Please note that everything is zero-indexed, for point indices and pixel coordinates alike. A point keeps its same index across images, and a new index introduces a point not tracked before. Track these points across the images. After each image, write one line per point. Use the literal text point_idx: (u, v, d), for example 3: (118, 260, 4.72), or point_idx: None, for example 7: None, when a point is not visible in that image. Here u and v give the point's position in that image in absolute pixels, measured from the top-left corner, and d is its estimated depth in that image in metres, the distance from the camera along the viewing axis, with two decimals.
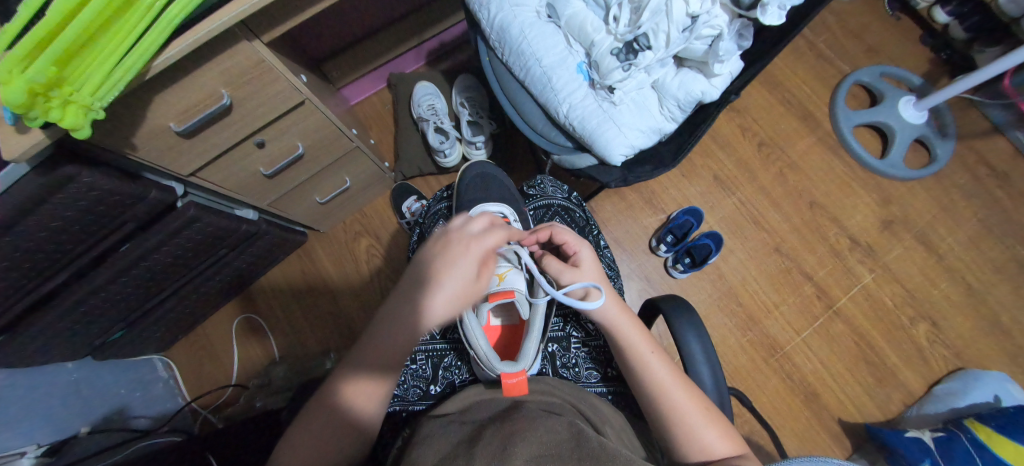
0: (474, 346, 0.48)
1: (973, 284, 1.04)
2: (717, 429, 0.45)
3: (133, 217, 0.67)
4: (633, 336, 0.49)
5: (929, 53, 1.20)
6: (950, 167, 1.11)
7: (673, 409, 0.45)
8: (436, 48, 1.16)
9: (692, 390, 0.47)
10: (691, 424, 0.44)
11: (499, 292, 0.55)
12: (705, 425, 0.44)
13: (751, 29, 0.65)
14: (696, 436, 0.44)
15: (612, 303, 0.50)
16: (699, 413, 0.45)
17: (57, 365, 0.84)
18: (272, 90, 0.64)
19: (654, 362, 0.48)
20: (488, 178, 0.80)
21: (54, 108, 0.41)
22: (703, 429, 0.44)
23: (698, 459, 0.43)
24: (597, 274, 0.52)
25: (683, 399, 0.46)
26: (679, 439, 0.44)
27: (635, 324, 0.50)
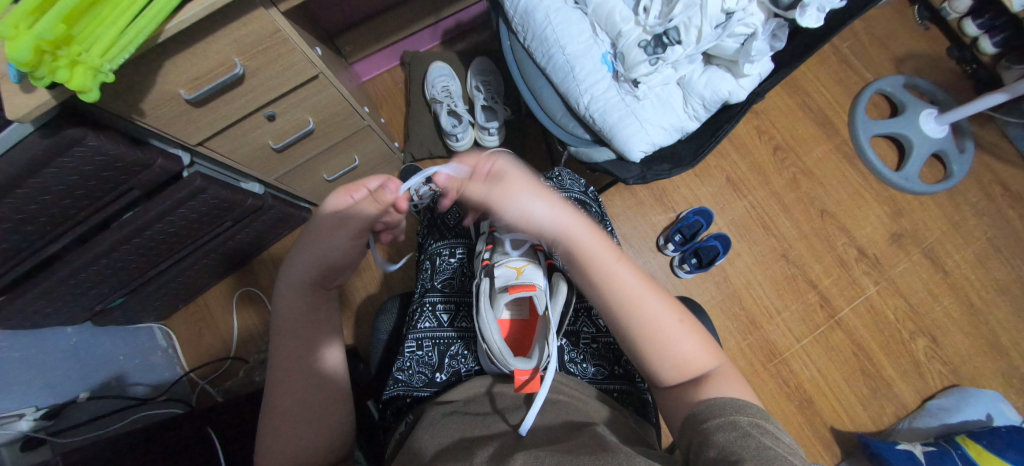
0: (486, 340, 0.48)
1: (975, 303, 1.04)
2: (698, 339, 0.40)
3: (139, 184, 0.66)
4: (597, 250, 0.42)
5: (954, 66, 1.18)
6: (964, 184, 1.10)
7: (647, 330, 0.40)
8: (452, 27, 1.13)
9: (667, 300, 0.42)
10: (667, 339, 0.39)
11: (520, 284, 0.53)
12: (682, 338, 0.40)
13: (785, 30, 0.64)
14: (674, 352, 0.39)
15: (552, 208, 0.41)
16: (675, 323, 0.40)
17: (57, 329, 0.83)
18: (286, 62, 0.62)
19: (622, 275, 0.41)
20: None
21: (61, 68, 0.39)
22: (681, 340, 0.40)
23: (676, 376, 0.39)
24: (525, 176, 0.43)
25: (658, 310, 0.40)
26: (654, 361, 0.39)
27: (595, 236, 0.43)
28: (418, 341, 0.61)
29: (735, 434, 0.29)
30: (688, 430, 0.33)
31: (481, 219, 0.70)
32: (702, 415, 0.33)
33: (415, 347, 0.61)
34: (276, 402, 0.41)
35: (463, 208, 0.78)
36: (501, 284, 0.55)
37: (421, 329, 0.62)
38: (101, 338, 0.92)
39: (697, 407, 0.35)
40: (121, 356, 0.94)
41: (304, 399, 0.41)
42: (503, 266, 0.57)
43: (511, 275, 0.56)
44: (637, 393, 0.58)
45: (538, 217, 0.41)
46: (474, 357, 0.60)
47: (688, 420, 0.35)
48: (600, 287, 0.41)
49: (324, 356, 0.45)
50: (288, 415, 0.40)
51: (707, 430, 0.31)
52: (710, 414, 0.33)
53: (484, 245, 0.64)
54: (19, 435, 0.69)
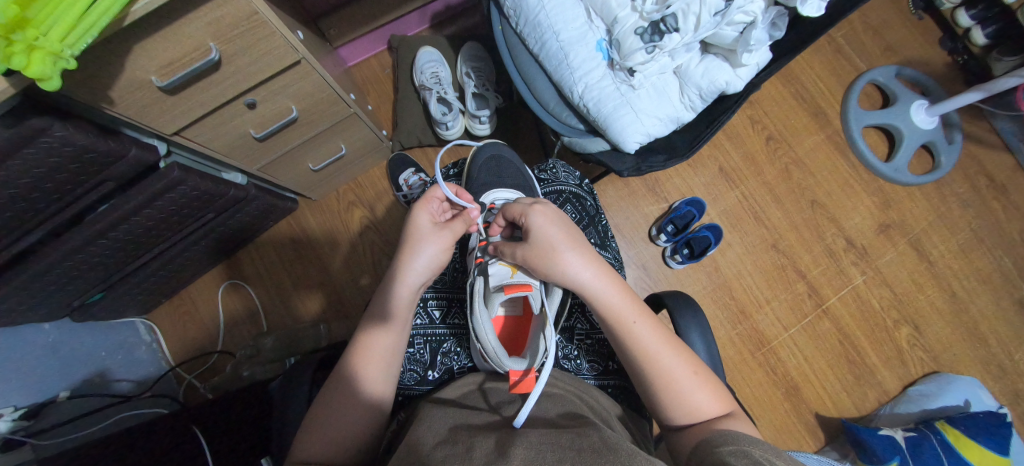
0: (481, 339, 0.47)
1: (957, 292, 1.07)
2: (710, 391, 0.45)
3: (113, 176, 0.63)
4: (617, 301, 0.47)
5: (946, 56, 1.18)
6: (951, 175, 1.12)
7: (666, 374, 0.44)
8: (441, 11, 1.09)
9: (682, 352, 0.47)
10: (681, 389, 0.44)
11: (516, 284, 0.51)
12: (695, 388, 0.44)
13: (785, 18, 0.62)
14: (687, 400, 0.44)
15: (586, 268, 0.48)
16: (689, 376, 0.45)
17: (34, 325, 0.80)
18: (266, 46, 0.58)
19: (642, 327, 0.46)
20: (502, 161, 0.75)
21: (18, 54, 0.36)
22: (694, 392, 0.44)
23: (685, 420, 0.44)
24: (567, 231, 0.50)
25: (673, 362, 0.45)
26: (668, 404, 0.44)
27: (616, 287, 0.48)
28: (410, 339, 0.60)
29: (746, 461, 0.31)
30: (699, 454, 0.36)
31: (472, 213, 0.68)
32: (713, 442, 0.36)
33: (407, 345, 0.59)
34: (330, 394, 0.46)
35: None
36: (496, 283, 0.52)
37: (413, 326, 0.61)
38: (81, 333, 0.89)
39: (711, 436, 0.38)
40: (103, 352, 0.92)
41: (344, 393, 0.46)
42: (497, 263, 0.54)
43: (506, 273, 0.53)
44: (630, 387, 0.58)
45: (568, 277, 0.47)
46: (468, 354, 0.60)
47: (700, 445, 0.37)
48: (618, 332, 0.47)
49: (377, 359, 0.49)
50: (333, 410, 0.45)
51: (722, 453, 0.33)
52: (725, 441, 0.35)
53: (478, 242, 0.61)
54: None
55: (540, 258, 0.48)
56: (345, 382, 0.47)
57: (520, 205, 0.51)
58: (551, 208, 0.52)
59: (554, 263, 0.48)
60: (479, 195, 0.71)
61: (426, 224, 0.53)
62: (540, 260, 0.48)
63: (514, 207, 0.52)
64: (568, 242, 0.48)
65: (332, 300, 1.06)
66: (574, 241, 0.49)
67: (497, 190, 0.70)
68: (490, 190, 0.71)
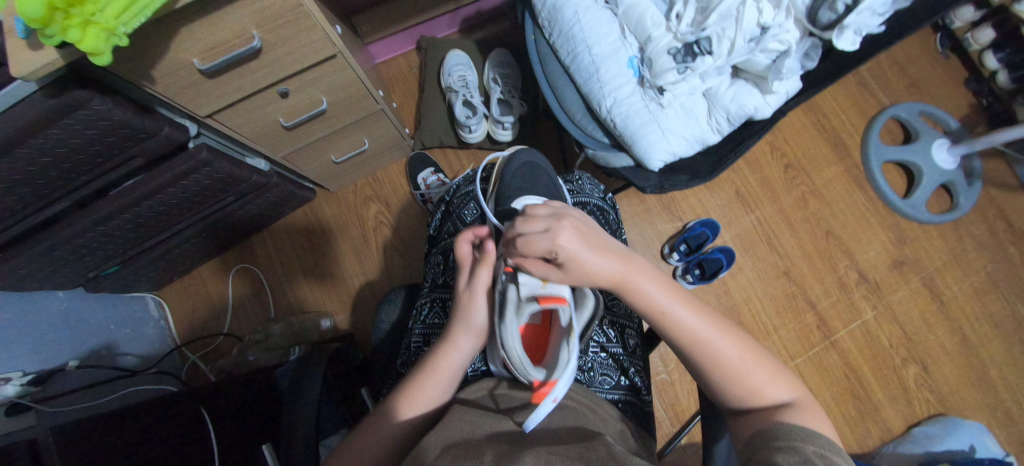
0: (506, 347, 0.44)
1: (967, 335, 1.06)
2: (766, 370, 0.42)
3: (143, 152, 0.64)
4: (656, 294, 0.45)
5: (970, 98, 1.18)
6: (969, 216, 1.11)
7: (717, 363, 0.42)
8: (472, 16, 1.10)
9: (728, 330, 0.44)
10: (739, 372, 0.42)
11: (551, 295, 0.45)
12: (749, 368, 0.42)
13: (818, 50, 0.63)
14: (747, 384, 0.42)
15: (619, 267, 0.45)
16: (746, 359, 0.43)
17: (48, 292, 0.81)
18: (306, 38, 0.60)
19: (685, 316, 0.44)
20: (536, 168, 0.72)
21: (73, 27, 0.38)
22: (752, 374, 0.42)
23: (749, 404, 0.42)
24: (594, 244, 0.45)
25: (722, 345, 0.43)
26: (727, 391, 0.42)
27: (649, 278, 0.46)
28: (425, 337, 0.61)
29: (796, 458, 0.31)
30: (748, 450, 0.36)
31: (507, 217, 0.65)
32: (763, 436, 0.36)
33: (422, 343, 0.61)
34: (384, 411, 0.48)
35: (476, 202, 0.73)
36: (528, 292, 0.46)
37: (430, 325, 0.62)
38: (93, 304, 0.90)
39: (766, 428, 0.37)
40: (113, 325, 0.93)
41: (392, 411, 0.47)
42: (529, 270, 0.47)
43: (538, 283, 0.46)
44: (639, 403, 0.58)
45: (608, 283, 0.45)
46: (483, 358, 0.59)
47: (754, 437, 0.37)
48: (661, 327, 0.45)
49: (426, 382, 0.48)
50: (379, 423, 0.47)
51: (770, 449, 0.33)
52: (774, 436, 0.35)
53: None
54: (4, 399, 0.66)
55: (586, 279, 0.45)
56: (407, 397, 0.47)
57: (541, 240, 0.43)
58: (570, 217, 0.46)
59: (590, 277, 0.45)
60: (510, 198, 0.67)
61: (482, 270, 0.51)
62: (586, 281, 0.45)
63: (533, 241, 0.43)
64: (601, 253, 0.45)
65: (340, 292, 1.07)
66: (604, 250, 0.45)
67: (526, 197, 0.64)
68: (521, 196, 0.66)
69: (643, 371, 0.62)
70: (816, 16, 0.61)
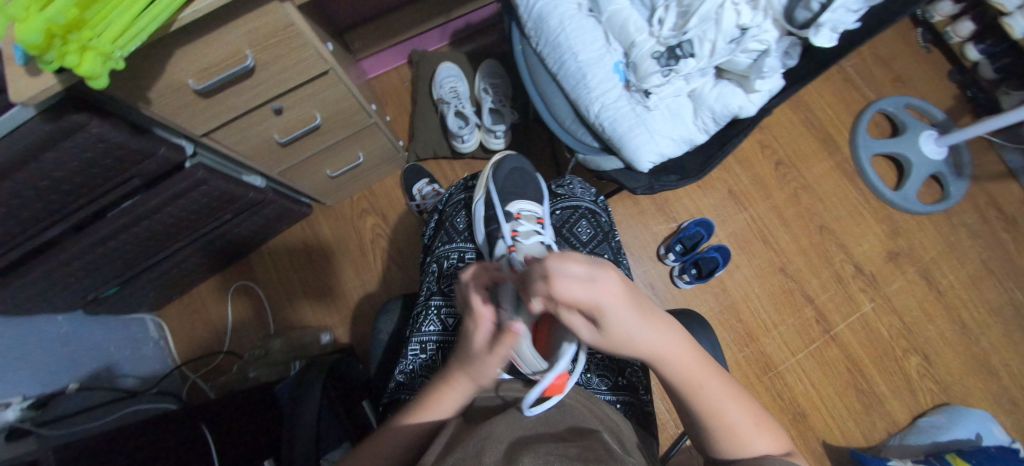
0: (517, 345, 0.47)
1: (967, 323, 1.06)
2: (768, 435, 0.40)
3: (141, 172, 0.65)
4: (680, 357, 0.39)
5: (954, 89, 1.20)
6: (960, 206, 1.12)
7: (729, 430, 0.39)
8: (462, 28, 1.13)
9: (738, 396, 0.41)
10: (744, 439, 0.39)
11: None
12: (758, 436, 0.39)
13: (797, 48, 0.64)
14: (751, 451, 0.39)
15: (655, 334, 0.37)
16: (753, 424, 0.40)
17: (48, 316, 0.81)
18: (298, 56, 0.61)
19: (702, 377, 0.40)
20: (523, 173, 0.75)
21: (72, 52, 0.38)
22: (758, 441, 0.39)
23: None
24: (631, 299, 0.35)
25: (731, 409, 0.40)
26: (728, 453, 0.39)
27: (680, 343, 0.39)
28: (422, 345, 0.61)
29: None
30: None
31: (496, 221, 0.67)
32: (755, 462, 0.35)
33: (419, 350, 0.61)
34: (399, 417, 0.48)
35: (467, 209, 0.74)
36: None
37: (426, 333, 0.61)
38: (92, 327, 0.90)
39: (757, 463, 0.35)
40: (113, 346, 0.93)
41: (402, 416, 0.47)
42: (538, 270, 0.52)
43: None
44: (638, 403, 0.58)
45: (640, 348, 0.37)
46: None
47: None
48: (675, 384, 0.40)
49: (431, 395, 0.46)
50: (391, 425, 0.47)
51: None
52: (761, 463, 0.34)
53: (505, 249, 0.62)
54: (3, 425, 0.66)
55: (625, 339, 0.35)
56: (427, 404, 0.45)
57: (586, 290, 0.31)
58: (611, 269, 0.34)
59: (625, 342, 0.36)
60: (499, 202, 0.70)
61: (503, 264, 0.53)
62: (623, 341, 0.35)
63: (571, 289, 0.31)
64: (642, 317, 0.35)
65: (340, 305, 1.07)
66: (644, 310, 0.36)
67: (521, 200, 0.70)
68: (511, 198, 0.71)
69: (642, 372, 0.62)
70: (794, 15, 0.61)
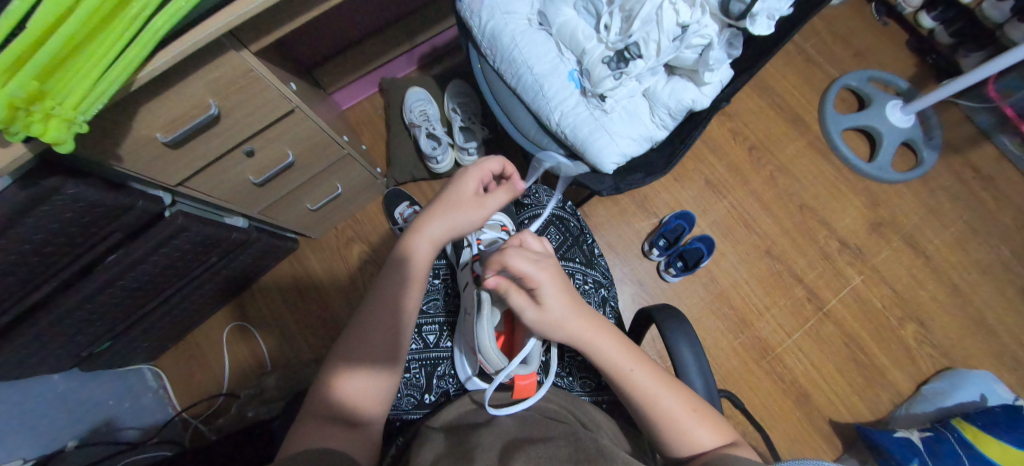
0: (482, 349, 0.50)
1: (958, 285, 1.06)
2: (708, 424, 0.45)
3: (121, 227, 0.67)
4: (613, 351, 0.46)
5: (915, 58, 1.22)
6: (936, 170, 1.13)
7: (665, 411, 0.44)
8: (428, 52, 1.16)
9: (672, 385, 0.47)
10: (683, 426, 0.44)
11: None
12: (696, 424, 0.44)
13: (740, 38, 0.66)
14: (689, 436, 0.44)
15: (587, 326, 0.46)
16: (689, 412, 0.45)
17: (44, 377, 0.82)
18: (261, 99, 0.63)
19: (639, 371, 0.46)
20: None
21: (36, 122, 0.40)
22: (696, 428, 0.44)
23: (687, 455, 0.43)
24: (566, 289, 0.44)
25: (667, 400, 0.45)
26: (671, 441, 0.44)
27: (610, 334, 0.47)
28: (406, 363, 0.62)
29: None
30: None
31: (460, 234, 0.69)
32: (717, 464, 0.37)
33: (403, 370, 0.61)
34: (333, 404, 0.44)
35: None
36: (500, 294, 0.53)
37: (408, 352, 0.63)
38: (89, 383, 0.91)
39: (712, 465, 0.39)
40: (111, 400, 0.94)
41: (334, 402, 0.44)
42: None
43: None
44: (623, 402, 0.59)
45: (574, 335, 0.45)
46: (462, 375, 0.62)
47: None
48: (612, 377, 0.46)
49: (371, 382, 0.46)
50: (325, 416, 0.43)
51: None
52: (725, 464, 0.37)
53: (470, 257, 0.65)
54: None
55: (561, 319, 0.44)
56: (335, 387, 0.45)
57: (529, 265, 0.42)
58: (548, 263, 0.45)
59: (559, 327, 0.44)
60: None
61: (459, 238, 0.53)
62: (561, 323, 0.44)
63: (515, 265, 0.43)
64: (574, 305, 0.45)
65: (335, 334, 1.08)
66: (575, 302, 0.45)
67: None
68: None
69: None
70: (728, 8, 0.63)
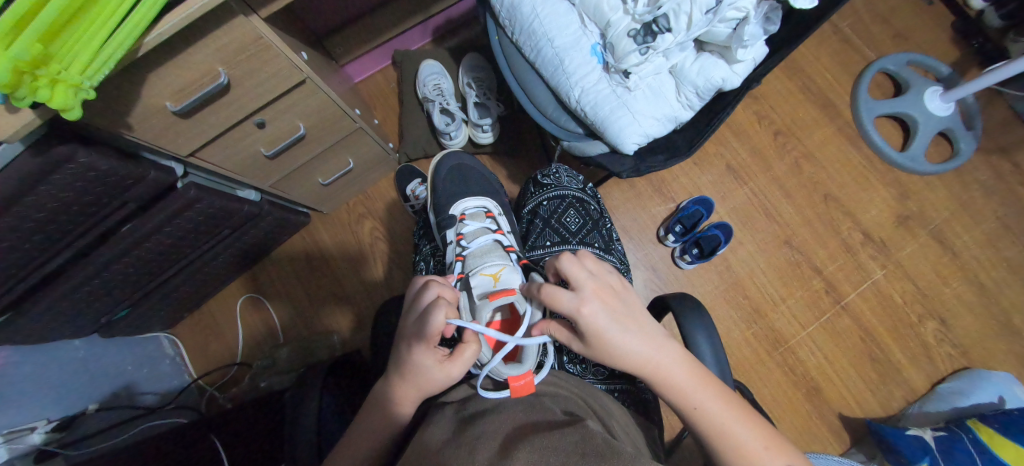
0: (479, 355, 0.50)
1: (985, 284, 1.02)
2: (759, 432, 0.42)
3: (134, 197, 0.67)
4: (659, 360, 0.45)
5: (960, 41, 1.14)
6: (972, 162, 1.08)
7: (720, 428, 0.42)
8: (443, 24, 1.12)
9: (728, 398, 0.44)
10: (731, 435, 0.42)
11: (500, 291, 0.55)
12: (748, 431, 0.42)
13: (778, 12, 0.61)
14: (739, 446, 0.41)
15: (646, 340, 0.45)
16: (739, 421, 0.43)
17: (65, 341, 0.84)
18: (272, 69, 0.61)
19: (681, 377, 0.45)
20: (466, 169, 0.82)
21: (43, 87, 0.38)
22: (744, 436, 0.42)
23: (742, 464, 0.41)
24: (608, 304, 0.44)
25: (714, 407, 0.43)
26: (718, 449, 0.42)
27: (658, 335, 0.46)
28: None
29: None
30: None
31: (445, 227, 0.71)
32: None
33: None
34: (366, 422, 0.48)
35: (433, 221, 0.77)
36: (479, 293, 0.57)
37: None
38: (109, 349, 0.94)
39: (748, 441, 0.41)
40: (130, 366, 0.97)
41: (376, 423, 0.48)
42: (478, 277, 0.59)
43: (488, 284, 0.58)
44: (634, 389, 0.60)
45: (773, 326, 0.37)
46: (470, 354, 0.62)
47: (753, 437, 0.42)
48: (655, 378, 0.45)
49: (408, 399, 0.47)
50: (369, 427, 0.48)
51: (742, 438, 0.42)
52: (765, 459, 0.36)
53: (455, 256, 0.66)
54: (31, 448, 0.72)
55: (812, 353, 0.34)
56: (377, 414, 0.48)
57: None
58: None
59: None
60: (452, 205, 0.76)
61: (427, 360, 0.45)
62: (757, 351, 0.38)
63: (560, 297, 0.43)
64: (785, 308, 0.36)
65: (345, 310, 1.09)
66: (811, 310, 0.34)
67: (467, 199, 0.76)
68: (459, 198, 0.77)
69: None
70: None
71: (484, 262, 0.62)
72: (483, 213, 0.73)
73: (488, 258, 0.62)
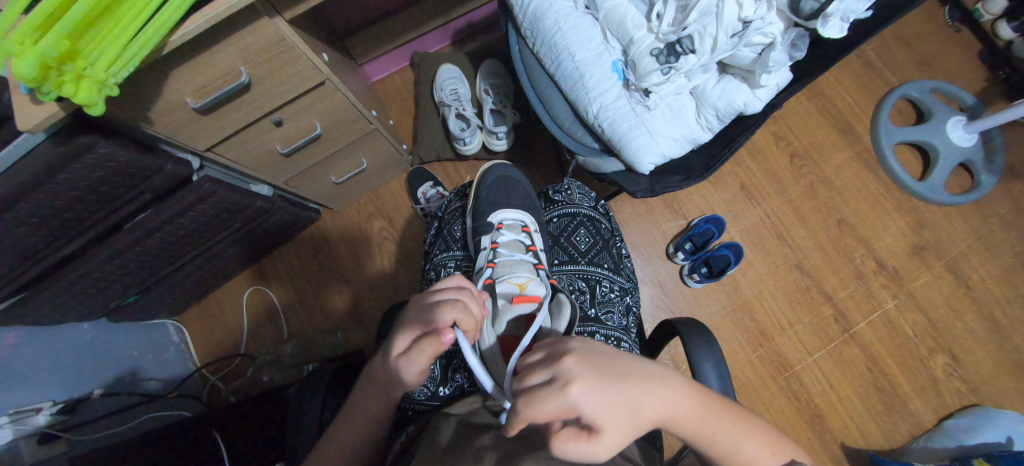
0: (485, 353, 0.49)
1: (999, 320, 1.01)
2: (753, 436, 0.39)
3: (150, 188, 0.67)
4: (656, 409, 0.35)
5: (986, 70, 1.12)
6: (993, 195, 1.06)
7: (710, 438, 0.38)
8: (463, 28, 1.12)
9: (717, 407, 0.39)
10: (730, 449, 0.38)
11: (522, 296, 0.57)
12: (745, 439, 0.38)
13: (806, 39, 0.61)
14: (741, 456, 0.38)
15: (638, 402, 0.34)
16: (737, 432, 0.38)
17: (73, 324, 0.85)
18: (294, 69, 0.61)
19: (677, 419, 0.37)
20: (508, 182, 0.79)
21: (67, 83, 0.38)
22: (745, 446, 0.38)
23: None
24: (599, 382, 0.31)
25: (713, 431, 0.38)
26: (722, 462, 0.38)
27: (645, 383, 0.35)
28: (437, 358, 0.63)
29: None
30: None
31: (481, 233, 0.71)
32: None
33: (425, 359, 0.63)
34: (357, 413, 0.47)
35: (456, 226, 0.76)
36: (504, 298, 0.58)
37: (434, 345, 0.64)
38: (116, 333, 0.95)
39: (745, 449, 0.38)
40: (136, 351, 0.98)
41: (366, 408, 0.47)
42: (504, 283, 0.60)
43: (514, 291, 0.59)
44: None
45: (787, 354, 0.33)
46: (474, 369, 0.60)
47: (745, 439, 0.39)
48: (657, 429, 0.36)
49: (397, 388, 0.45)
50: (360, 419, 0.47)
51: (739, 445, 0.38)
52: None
53: (486, 262, 0.65)
54: (33, 430, 0.72)
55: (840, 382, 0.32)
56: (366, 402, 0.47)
57: None
58: None
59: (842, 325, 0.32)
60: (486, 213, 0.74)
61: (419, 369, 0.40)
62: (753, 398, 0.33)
63: (543, 402, 0.29)
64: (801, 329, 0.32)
65: (349, 308, 1.09)
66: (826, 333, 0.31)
67: (506, 210, 0.74)
68: (497, 209, 0.75)
69: None
70: (799, 5, 0.59)
71: (511, 272, 0.62)
72: (520, 227, 0.71)
73: (517, 268, 0.63)
